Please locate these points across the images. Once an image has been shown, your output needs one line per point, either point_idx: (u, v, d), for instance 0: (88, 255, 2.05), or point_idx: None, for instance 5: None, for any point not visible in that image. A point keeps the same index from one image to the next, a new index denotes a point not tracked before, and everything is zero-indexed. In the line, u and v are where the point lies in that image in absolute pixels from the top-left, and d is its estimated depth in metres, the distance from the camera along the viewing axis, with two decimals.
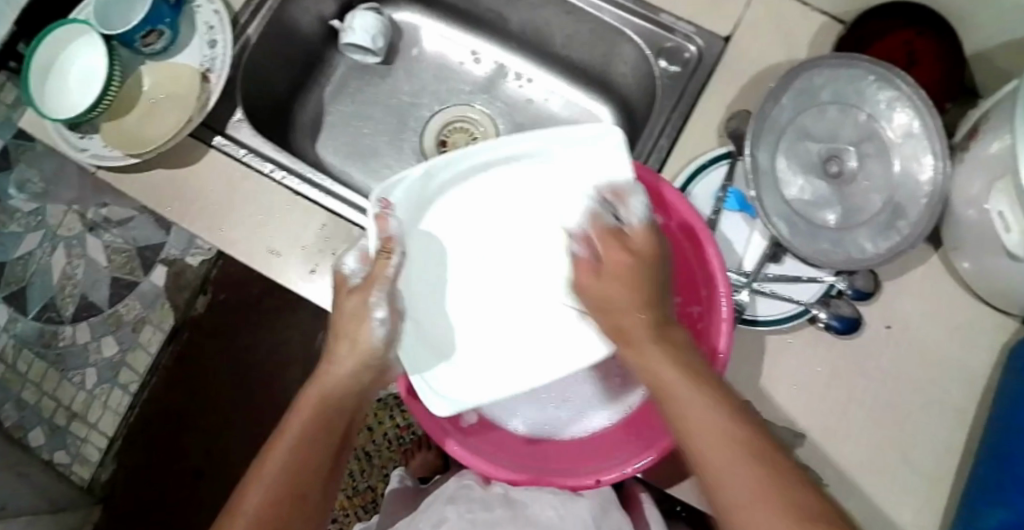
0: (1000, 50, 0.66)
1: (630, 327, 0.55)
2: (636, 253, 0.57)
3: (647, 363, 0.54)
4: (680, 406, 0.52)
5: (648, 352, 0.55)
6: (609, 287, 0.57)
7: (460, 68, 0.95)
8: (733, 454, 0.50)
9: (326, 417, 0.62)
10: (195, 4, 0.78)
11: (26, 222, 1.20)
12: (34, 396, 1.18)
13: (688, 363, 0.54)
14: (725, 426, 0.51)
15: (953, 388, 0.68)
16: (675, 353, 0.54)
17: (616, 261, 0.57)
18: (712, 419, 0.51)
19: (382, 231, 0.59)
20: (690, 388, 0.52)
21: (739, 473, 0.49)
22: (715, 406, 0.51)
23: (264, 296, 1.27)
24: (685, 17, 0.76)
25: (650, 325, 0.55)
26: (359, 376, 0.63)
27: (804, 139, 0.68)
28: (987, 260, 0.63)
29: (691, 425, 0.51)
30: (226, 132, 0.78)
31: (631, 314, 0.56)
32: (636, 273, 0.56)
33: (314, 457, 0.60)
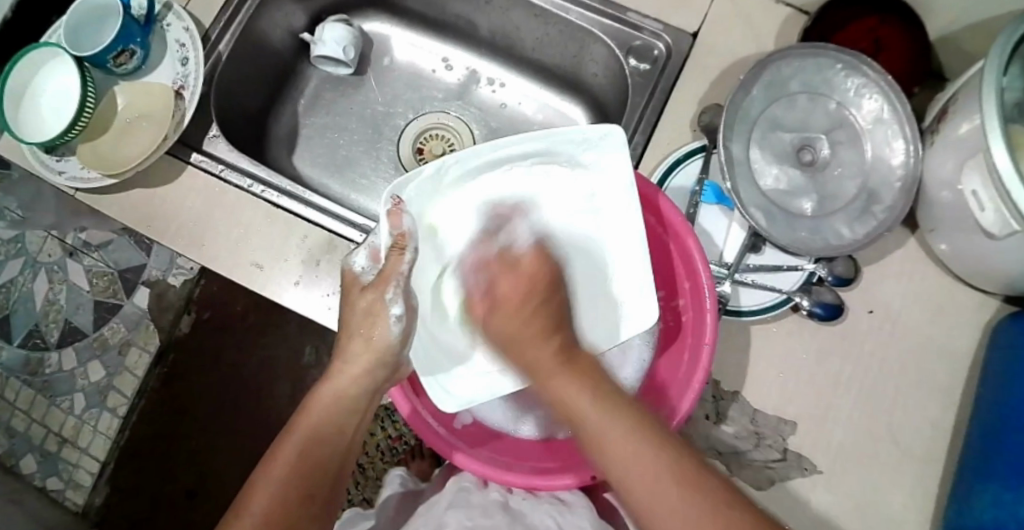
0: (962, 33, 0.68)
1: (538, 364, 0.56)
2: (530, 279, 0.60)
3: (557, 395, 0.55)
4: (591, 434, 0.53)
5: (554, 381, 0.55)
6: (512, 322, 0.58)
7: (433, 75, 0.96)
8: (658, 458, 0.51)
9: (337, 418, 0.61)
10: (165, 24, 0.77)
11: (8, 250, 1.23)
12: (23, 424, 1.21)
13: (599, 389, 0.54)
14: (637, 444, 0.52)
15: (937, 369, 0.69)
16: (580, 379, 0.55)
17: (517, 303, 0.59)
18: (619, 431, 0.52)
19: (395, 227, 0.60)
20: (593, 412, 0.53)
21: (662, 476, 0.50)
22: (623, 420, 0.52)
23: (250, 313, 1.24)
24: (651, 14, 0.76)
25: (558, 354, 0.56)
26: (375, 375, 0.62)
27: (776, 130, 0.69)
28: (963, 240, 0.63)
29: (610, 461, 0.52)
30: (202, 149, 0.78)
31: (540, 339, 0.56)
32: (524, 307, 0.58)
33: (322, 463, 0.58)
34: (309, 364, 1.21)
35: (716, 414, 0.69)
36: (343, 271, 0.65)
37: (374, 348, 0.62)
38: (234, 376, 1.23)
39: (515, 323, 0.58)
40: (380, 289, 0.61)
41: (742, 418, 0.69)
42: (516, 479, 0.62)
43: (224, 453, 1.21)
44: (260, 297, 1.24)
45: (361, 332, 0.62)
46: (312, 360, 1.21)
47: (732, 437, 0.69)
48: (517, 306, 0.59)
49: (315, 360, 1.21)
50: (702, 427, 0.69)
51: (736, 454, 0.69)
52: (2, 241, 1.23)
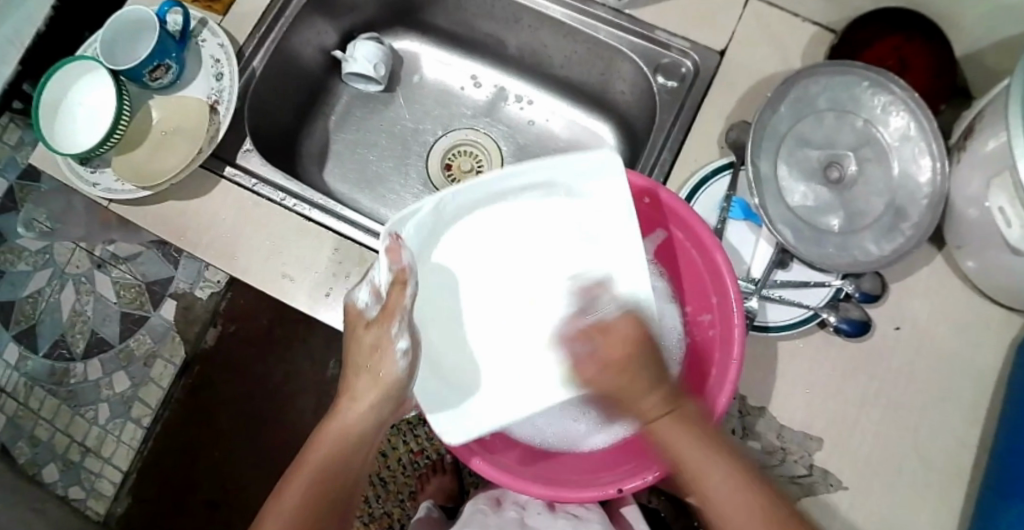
0: (990, 51, 0.68)
1: (643, 411, 0.59)
2: (627, 342, 0.59)
3: (665, 442, 0.58)
4: (697, 476, 0.58)
5: (665, 430, 0.58)
6: (607, 377, 0.60)
7: (461, 91, 0.97)
8: (764, 512, 0.57)
9: (353, 444, 0.65)
10: (200, 39, 0.79)
11: (36, 261, 1.25)
12: (47, 433, 1.23)
13: (700, 430, 0.58)
14: (732, 489, 0.58)
15: (964, 386, 0.69)
16: (688, 424, 0.58)
17: (621, 365, 0.59)
18: (727, 485, 0.58)
19: (395, 263, 0.57)
20: (718, 468, 0.58)
21: (755, 524, 0.57)
22: (728, 474, 0.58)
23: (274, 325, 1.25)
24: (680, 33, 0.77)
25: (670, 407, 0.59)
26: (380, 410, 0.65)
27: (803, 146, 0.70)
28: (990, 257, 0.64)
29: (713, 502, 0.58)
30: (236, 162, 0.79)
31: (649, 394, 0.59)
32: (632, 372, 0.59)
33: (336, 485, 0.63)
34: (332, 376, 1.22)
35: (743, 429, 0.70)
36: (346, 304, 0.65)
37: (383, 380, 0.63)
38: (257, 389, 1.24)
39: (611, 378, 0.60)
40: (384, 323, 0.61)
41: (769, 433, 0.69)
42: (540, 490, 0.62)
43: (246, 465, 1.22)
44: (284, 309, 1.25)
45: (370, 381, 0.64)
46: (335, 372, 1.22)
47: (759, 451, 0.69)
48: (614, 368, 0.59)
49: (338, 373, 1.22)
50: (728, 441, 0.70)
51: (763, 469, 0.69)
52: (31, 251, 1.26)
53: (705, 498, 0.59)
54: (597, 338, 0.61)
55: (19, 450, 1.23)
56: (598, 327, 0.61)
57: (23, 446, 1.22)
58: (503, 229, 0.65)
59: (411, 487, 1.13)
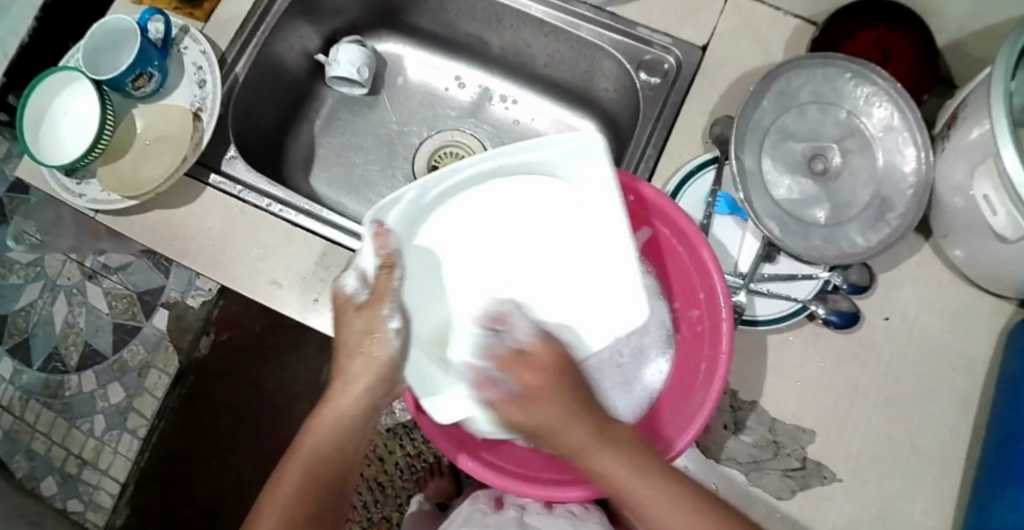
0: (971, 38, 0.68)
1: (576, 443, 0.55)
2: (545, 366, 0.58)
3: (598, 472, 0.55)
4: (618, 486, 0.54)
5: (570, 438, 0.55)
6: (540, 404, 0.56)
7: (445, 93, 0.97)
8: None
9: (347, 430, 0.63)
10: (181, 47, 0.79)
11: (27, 274, 1.25)
12: (44, 446, 1.23)
13: (613, 438, 0.56)
14: (665, 495, 0.54)
15: (955, 375, 0.69)
16: (603, 439, 0.55)
17: (536, 380, 0.57)
18: (680, 512, 0.54)
19: (382, 249, 0.59)
20: (670, 505, 0.54)
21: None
22: (677, 498, 0.54)
23: (267, 333, 1.25)
24: (661, 29, 0.77)
25: (570, 411, 0.56)
26: (372, 394, 0.63)
27: (787, 140, 0.70)
28: (977, 245, 0.64)
29: (641, 507, 0.54)
30: (220, 170, 0.79)
31: (580, 420, 0.56)
32: (548, 391, 0.56)
33: (331, 472, 0.61)
34: (326, 381, 1.22)
35: (734, 423, 0.69)
36: (334, 292, 0.65)
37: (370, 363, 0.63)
38: (252, 397, 1.23)
39: (536, 403, 0.57)
40: (373, 310, 0.62)
41: (760, 427, 0.69)
42: (537, 492, 0.62)
43: (245, 473, 1.21)
44: (277, 316, 1.24)
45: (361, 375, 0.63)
46: (330, 378, 1.22)
47: (751, 446, 0.69)
48: (542, 382, 0.57)
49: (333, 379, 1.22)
50: (720, 436, 0.69)
51: (756, 464, 0.68)
52: (22, 265, 1.25)
53: (652, 526, 0.54)
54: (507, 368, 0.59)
55: (16, 464, 1.23)
56: (513, 355, 0.59)
57: (20, 460, 1.22)
58: (492, 215, 0.64)
59: (409, 490, 1.13)
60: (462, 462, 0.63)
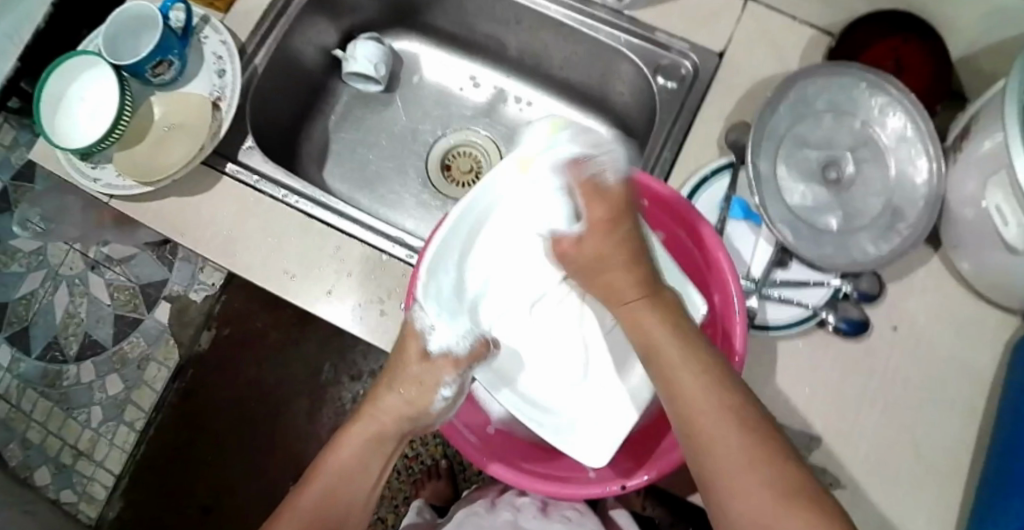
0: (984, 55, 0.70)
1: (620, 289, 0.58)
2: (615, 209, 0.59)
3: (637, 320, 0.56)
4: (669, 364, 0.52)
5: (640, 311, 0.56)
6: (595, 244, 0.59)
7: (460, 92, 0.98)
8: (747, 439, 0.48)
9: (378, 439, 0.64)
10: (202, 36, 0.79)
11: (29, 262, 1.25)
12: (40, 436, 1.21)
13: (682, 328, 0.54)
14: (706, 383, 0.50)
15: (962, 384, 0.70)
16: (665, 311, 0.55)
17: (602, 229, 0.59)
18: (706, 386, 0.50)
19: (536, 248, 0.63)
20: (705, 386, 0.50)
21: (735, 455, 0.48)
22: (705, 375, 0.51)
23: (269, 329, 1.24)
24: (679, 35, 0.78)
25: (644, 295, 0.56)
26: (403, 408, 0.64)
27: (802, 146, 0.71)
28: (986, 256, 0.65)
29: (682, 393, 0.51)
30: (237, 160, 0.79)
31: (630, 272, 0.57)
32: (619, 230, 0.59)
33: (358, 472, 0.62)
34: (326, 380, 1.21)
35: None
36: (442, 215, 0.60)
37: (417, 411, 0.64)
38: (253, 395, 1.23)
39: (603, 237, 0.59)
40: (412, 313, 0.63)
41: None
42: (543, 487, 0.62)
43: (244, 468, 1.21)
44: (281, 314, 1.24)
45: (404, 391, 0.64)
46: (330, 377, 1.21)
47: None
48: (603, 229, 0.59)
49: (334, 377, 1.21)
50: None
51: None
52: (25, 253, 1.25)
53: (674, 394, 0.51)
54: (586, 203, 0.59)
55: (10, 453, 1.21)
56: (592, 187, 0.59)
57: (14, 449, 1.21)
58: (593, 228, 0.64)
59: (406, 493, 1.13)
60: (488, 468, 0.64)
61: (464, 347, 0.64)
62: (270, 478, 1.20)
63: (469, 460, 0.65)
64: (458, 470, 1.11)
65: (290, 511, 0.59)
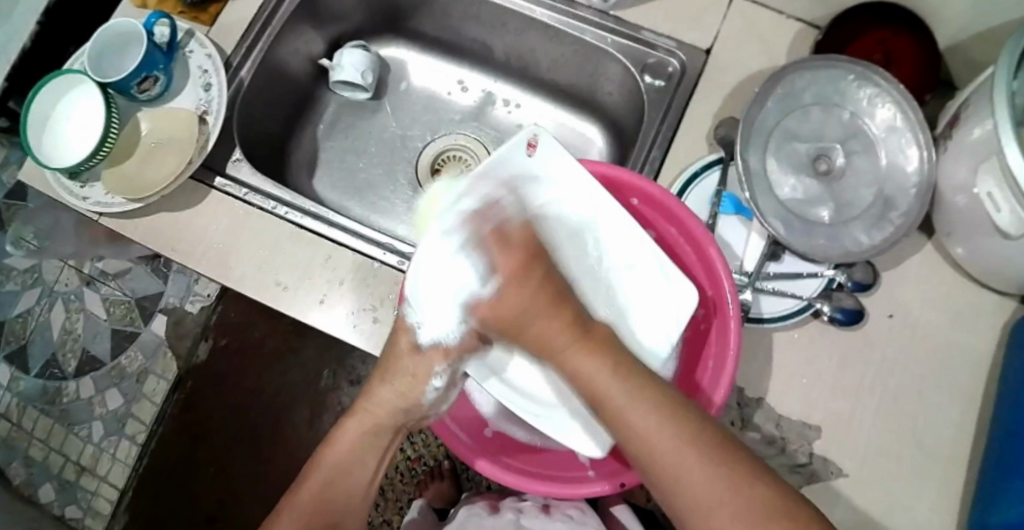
0: (970, 42, 0.69)
1: (551, 339, 0.55)
2: (529, 250, 0.58)
3: (576, 371, 0.54)
4: (609, 405, 0.52)
5: (568, 359, 0.54)
6: (513, 298, 0.57)
7: (447, 98, 0.98)
8: (700, 465, 0.49)
9: (371, 434, 0.67)
10: (187, 51, 0.79)
11: (24, 279, 1.24)
12: (42, 453, 1.21)
13: (621, 370, 0.53)
14: (655, 419, 0.50)
15: (959, 371, 0.70)
16: (596, 352, 0.54)
17: (517, 278, 0.57)
18: (653, 423, 0.50)
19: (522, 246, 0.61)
20: (648, 418, 0.50)
21: (697, 481, 0.49)
22: (654, 411, 0.51)
23: (267, 338, 1.24)
24: (665, 32, 0.78)
25: (580, 344, 0.54)
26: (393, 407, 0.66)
27: (791, 141, 0.70)
28: (979, 243, 0.65)
29: (633, 430, 0.51)
30: (225, 172, 0.79)
31: (552, 316, 0.55)
32: (535, 276, 0.57)
33: (353, 465, 0.66)
34: (326, 387, 1.21)
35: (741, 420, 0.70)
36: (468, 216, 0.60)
37: (408, 405, 0.66)
38: (253, 403, 1.23)
39: (519, 298, 0.57)
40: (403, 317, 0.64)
41: (768, 423, 0.70)
42: (543, 488, 0.62)
43: (246, 477, 1.21)
44: (279, 322, 1.24)
45: (395, 384, 0.65)
46: (331, 384, 1.21)
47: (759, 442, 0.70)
48: (519, 274, 0.57)
49: (334, 383, 1.21)
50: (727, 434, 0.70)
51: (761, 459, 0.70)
52: (19, 271, 1.25)
53: (622, 437, 0.52)
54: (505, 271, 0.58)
55: (12, 472, 1.21)
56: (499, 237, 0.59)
57: (16, 467, 1.21)
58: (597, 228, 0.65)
59: (410, 495, 1.13)
60: (479, 466, 0.64)
61: (454, 338, 0.63)
62: (273, 486, 1.20)
63: (464, 460, 0.65)
64: (460, 469, 1.11)
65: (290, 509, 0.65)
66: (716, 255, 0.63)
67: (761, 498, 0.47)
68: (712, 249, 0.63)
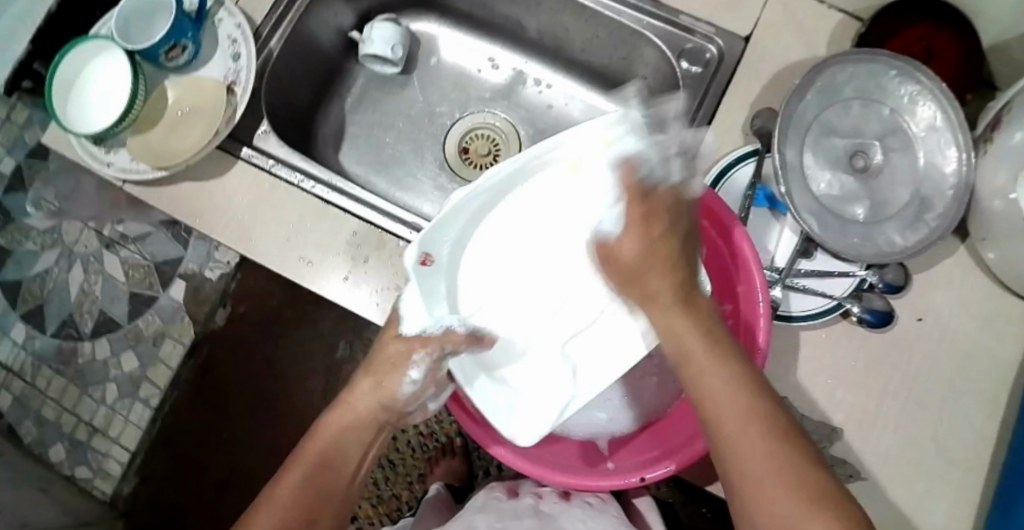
0: (1017, 42, 0.67)
1: (655, 290, 0.54)
2: (652, 212, 0.54)
3: (671, 329, 0.53)
4: (698, 365, 0.51)
5: (665, 316, 0.54)
6: (627, 247, 0.55)
7: (477, 74, 0.96)
8: (768, 448, 0.48)
9: (352, 438, 0.64)
10: (216, 18, 0.78)
11: (43, 240, 1.24)
12: (55, 413, 1.22)
13: (716, 337, 0.52)
14: (733, 392, 0.50)
15: (985, 377, 0.69)
16: (699, 319, 0.53)
17: (635, 230, 0.54)
18: (733, 394, 0.50)
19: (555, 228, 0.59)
20: (733, 397, 0.50)
21: (767, 465, 0.47)
22: (736, 388, 0.50)
23: (284, 307, 1.25)
24: (705, 18, 0.76)
25: (676, 295, 0.54)
26: (376, 415, 0.64)
27: (829, 135, 0.69)
28: (1014, 250, 0.64)
29: (707, 397, 0.51)
30: (253, 144, 0.78)
31: (665, 269, 0.54)
32: (655, 230, 0.54)
33: (334, 463, 0.64)
34: (341, 360, 1.22)
35: None
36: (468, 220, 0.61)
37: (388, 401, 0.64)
38: (267, 372, 1.24)
39: (642, 245, 0.54)
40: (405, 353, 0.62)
41: None
42: (564, 479, 0.63)
43: (256, 445, 1.22)
44: (297, 292, 1.25)
45: (375, 378, 0.63)
46: (345, 358, 1.22)
47: None
48: (642, 223, 0.54)
49: (349, 356, 1.22)
50: None
51: None
52: (38, 231, 1.24)
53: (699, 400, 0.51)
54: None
55: (25, 430, 1.22)
56: None
57: (29, 426, 1.22)
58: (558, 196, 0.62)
59: (420, 469, 1.14)
60: (496, 451, 0.63)
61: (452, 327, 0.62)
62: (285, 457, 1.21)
63: (477, 441, 0.64)
64: (472, 447, 1.11)
65: (271, 501, 0.61)
66: (750, 253, 0.62)
67: (813, 486, 0.46)
68: (744, 243, 0.62)
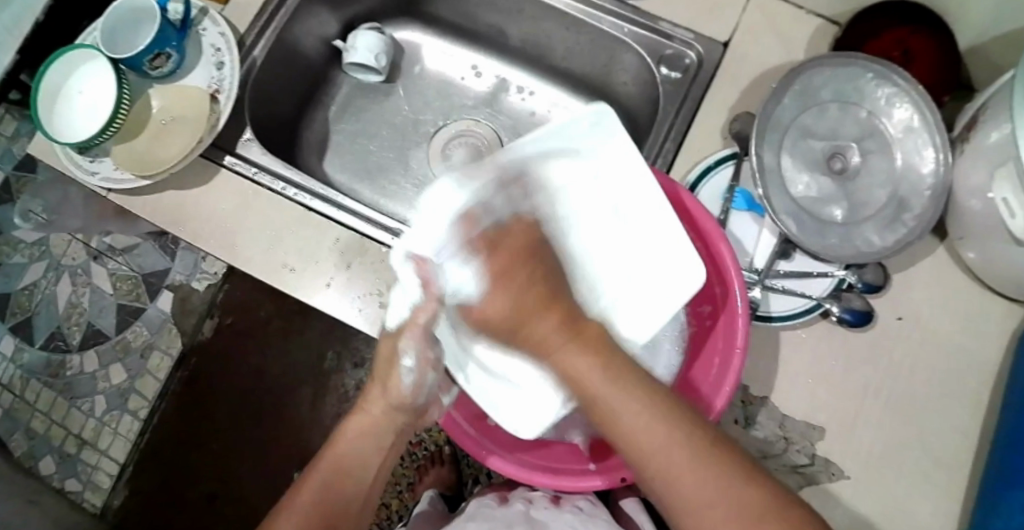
0: (992, 45, 0.68)
1: (546, 341, 0.55)
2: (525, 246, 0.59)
3: (568, 368, 0.54)
4: (602, 404, 0.53)
5: (559, 354, 0.55)
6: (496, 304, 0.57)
7: (461, 82, 0.97)
8: (691, 462, 0.51)
9: (371, 448, 0.65)
10: (201, 28, 0.79)
11: (32, 252, 1.24)
12: (44, 425, 1.22)
13: (623, 378, 0.53)
14: (650, 419, 0.52)
15: (966, 376, 0.69)
16: (593, 351, 0.54)
17: (519, 260, 0.58)
18: (651, 420, 0.52)
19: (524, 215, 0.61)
20: (649, 424, 0.52)
21: (688, 479, 0.51)
22: (649, 411, 0.52)
23: (273, 318, 1.24)
24: (684, 24, 0.77)
25: (561, 333, 0.55)
26: (394, 421, 0.64)
27: (807, 138, 0.70)
28: (989, 249, 0.65)
29: (626, 433, 0.52)
30: (236, 152, 0.79)
31: (545, 313, 0.55)
32: (515, 280, 0.56)
33: (355, 472, 0.64)
34: (330, 369, 1.21)
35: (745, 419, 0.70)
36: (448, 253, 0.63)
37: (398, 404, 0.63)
38: (256, 382, 1.24)
39: (507, 297, 0.57)
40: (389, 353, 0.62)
41: (771, 422, 0.69)
42: (547, 481, 0.63)
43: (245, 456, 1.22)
44: (286, 301, 1.25)
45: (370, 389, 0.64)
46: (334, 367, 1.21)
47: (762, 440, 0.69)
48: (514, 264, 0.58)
49: (338, 365, 1.21)
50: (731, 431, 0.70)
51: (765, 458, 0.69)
52: (27, 243, 1.25)
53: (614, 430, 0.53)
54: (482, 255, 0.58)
55: (14, 442, 1.22)
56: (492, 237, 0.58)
57: (18, 439, 1.22)
58: None
59: (410, 479, 1.13)
60: (492, 462, 0.65)
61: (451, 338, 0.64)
62: (274, 466, 1.21)
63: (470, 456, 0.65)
64: (462, 455, 1.11)
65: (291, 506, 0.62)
66: (727, 253, 0.63)
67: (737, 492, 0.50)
68: (722, 246, 0.63)
